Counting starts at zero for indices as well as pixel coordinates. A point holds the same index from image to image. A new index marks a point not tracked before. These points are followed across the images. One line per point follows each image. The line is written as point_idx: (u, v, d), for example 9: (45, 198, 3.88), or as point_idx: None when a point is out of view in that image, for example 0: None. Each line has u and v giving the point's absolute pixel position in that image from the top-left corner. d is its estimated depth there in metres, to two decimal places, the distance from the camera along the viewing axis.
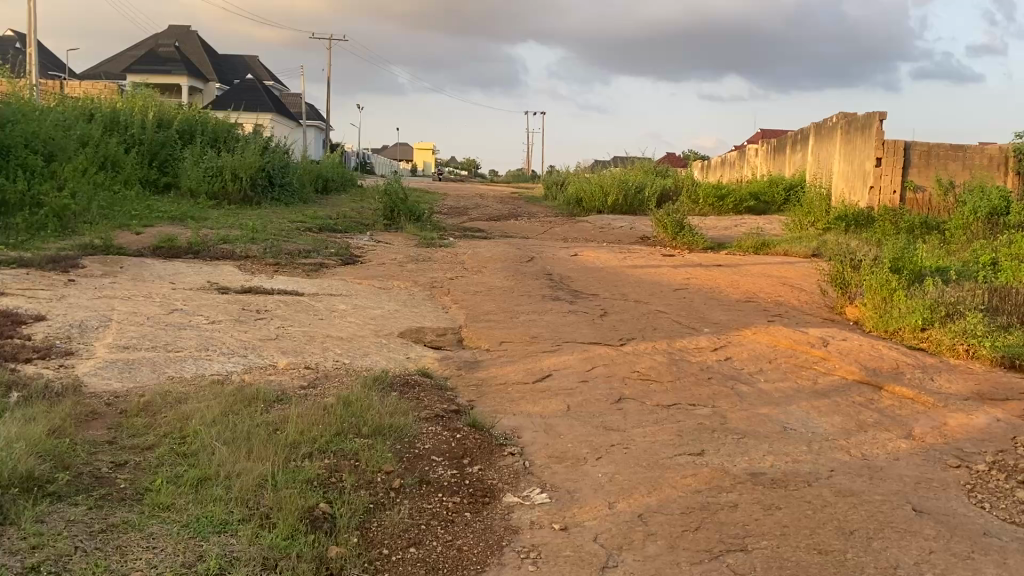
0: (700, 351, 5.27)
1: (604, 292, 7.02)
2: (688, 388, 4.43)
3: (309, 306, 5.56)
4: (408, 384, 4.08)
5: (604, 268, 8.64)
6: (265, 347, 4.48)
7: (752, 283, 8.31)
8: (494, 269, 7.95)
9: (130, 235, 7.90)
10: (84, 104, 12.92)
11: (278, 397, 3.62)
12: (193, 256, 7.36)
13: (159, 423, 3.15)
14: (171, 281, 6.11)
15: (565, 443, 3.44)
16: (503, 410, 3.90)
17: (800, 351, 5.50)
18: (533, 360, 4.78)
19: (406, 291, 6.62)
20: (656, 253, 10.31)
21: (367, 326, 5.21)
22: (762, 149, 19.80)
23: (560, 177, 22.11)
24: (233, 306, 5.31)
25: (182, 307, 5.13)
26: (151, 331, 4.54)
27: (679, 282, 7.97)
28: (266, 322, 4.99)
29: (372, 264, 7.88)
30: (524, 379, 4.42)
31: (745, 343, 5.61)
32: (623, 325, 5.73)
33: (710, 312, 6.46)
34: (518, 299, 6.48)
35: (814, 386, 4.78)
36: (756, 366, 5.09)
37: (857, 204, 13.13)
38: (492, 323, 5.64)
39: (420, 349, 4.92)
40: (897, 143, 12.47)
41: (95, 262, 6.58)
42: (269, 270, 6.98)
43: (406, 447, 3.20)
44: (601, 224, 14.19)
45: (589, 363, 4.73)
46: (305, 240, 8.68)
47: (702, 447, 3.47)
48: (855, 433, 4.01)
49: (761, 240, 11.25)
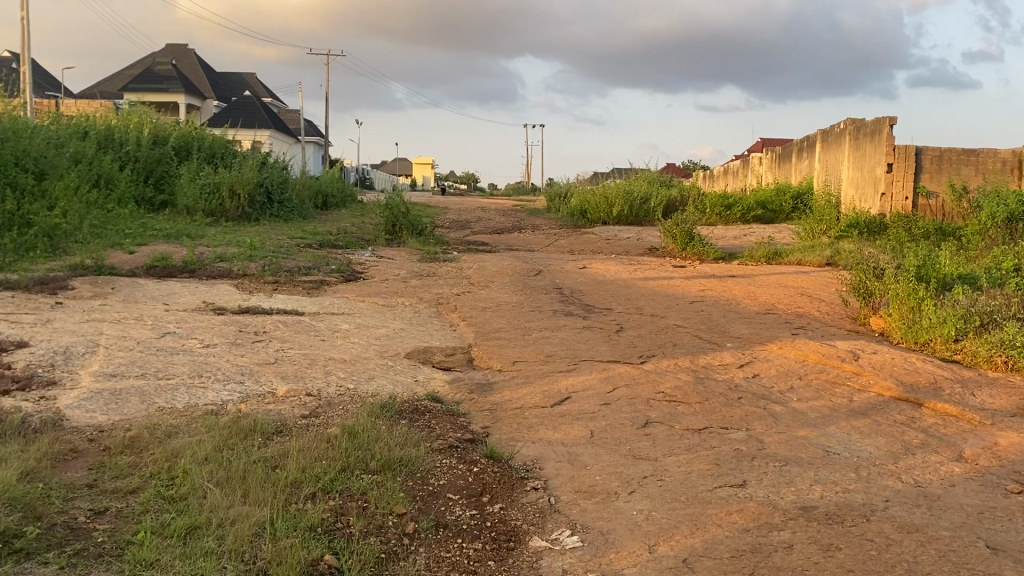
0: (726, 368, 4.97)
1: (618, 307, 6.73)
2: (718, 409, 4.12)
3: (310, 326, 5.26)
4: (418, 411, 3.78)
5: (616, 281, 8.35)
6: (263, 372, 4.17)
7: (768, 294, 8.01)
8: (502, 284, 7.66)
9: (124, 254, 7.61)
10: (78, 122, 12.71)
11: (277, 428, 3.33)
12: (189, 275, 7.07)
13: (145, 461, 2.85)
14: (164, 302, 5.82)
15: (593, 476, 3.14)
16: (521, 438, 3.59)
17: (830, 366, 5.19)
18: (550, 381, 4.47)
19: (411, 308, 6.32)
20: (667, 264, 10.01)
21: (372, 347, 4.91)
22: (767, 158, 19.51)
23: (562, 189, 21.83)
24: (230, 327, 5.01)
25: (176, 330, 4.82)
26: (141, 357, 4.24)
27: (695, 294, 7.67)
28: (264, 344, 4.69)
29: (376, 280, 7.60)
30: (542, 402, 4.12)
31: (771, 358, 5.32)
32: (642, 342, 5.42)
33: (730, 326, 6.16)
34: (529, 315, 6.19)
35: (851, 405, 4.48)
36: (787, 384, 4.79)
37: (869, 211, 12.80)
38: (504, 341, 5.34)
39: (429, 370, 4.61)
40: (909, 148, 12.19)
41: (86, 283, 6.29)
42: (268, 289, 6.68)
43: (420, 484, 2.90)
44: (607, 235, 13.92)
45: (609, 384, 4.43)
46: (305, 257, 8.39)
47: (743, 478, 3.16)
48: (904, 456, 3.70)
49: (773, 250, 10.97)
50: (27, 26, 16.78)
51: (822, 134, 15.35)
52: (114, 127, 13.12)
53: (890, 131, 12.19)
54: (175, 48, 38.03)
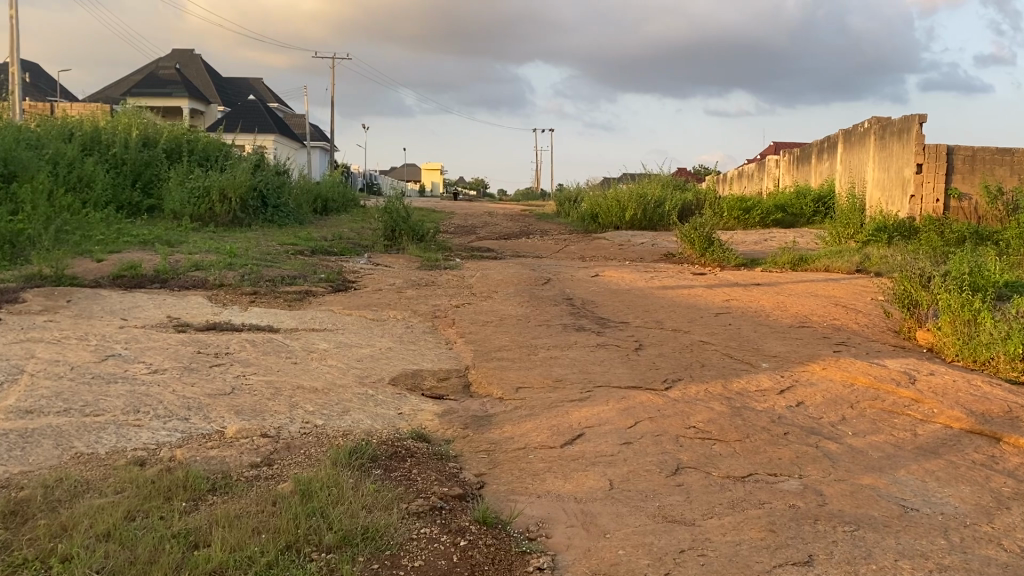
0: (764, 395, 4.25)
1: (636, 320, 6.02)
2: (762, 450, 3.41)
3: (283, 346, 4.56)
4: (398, 456, 3.09)
5: (633, 290, 7.67)
6: (214, 406, 3.46)
7: (800, 304, 7.28)
8: (507, 294, 6.96)
9: (91, 263, 6.94)
10: (64, 124, 12.12)
11: (215, 485, 2.65)
12: (160, 285, 6.40)
13: (23, 539, 2.16)
14: (122, 318, 5.13)
15: (616, 550, 2.42)
16: (524, 491, 2.90)
17: (885, 392, 4.46)
18: (560, 413, 3.76)
19: (403, 323, 5.62)
20: (685, 272, 9.29)
21: (351, 371, 4.19)
22: (785, 161, 18.78)
23: (573, 193, 21.13)
24: (187, 349, 4.31)
25: (122, 352, 4.12)
26: (70, 386, 3.53)
27: (719, 305, 6.96)
28: (224, 369, 3.99)
29: (368, 291, 6.91)
30: (550, 441, 3.40)
31: (815, 381, 4.58)
32: (665, 363, 4.70)
33: (764, 343, 5.43)
34: (535, 330, 5.47)
35: (917, 441, 3.76)
36: (838, 415, 4.07)
37: (897, 214, 12.08)
38: (507, 362, 4.62)
39: (417, 401, 3.90)
40: (940, 147, 11.44)
41: (38, 295, 5.62)
42: (244, 301, 5.99)
43: (389, 568, 2.20)
44: (620, 240, 13.20)
45: (630, 417, 3.71)
46: (291, 264, 7.72)
47: (807, 552, 2.45)
48: (999, 512, 2.97)
49: (798, 255, 10.24)
50: (17, 27, 16.21)
51: (843, 135, 14.60)
52: (101, 128, 12.51)
53: (919, 129, 11.45)
54: (181, 54, 37.59)
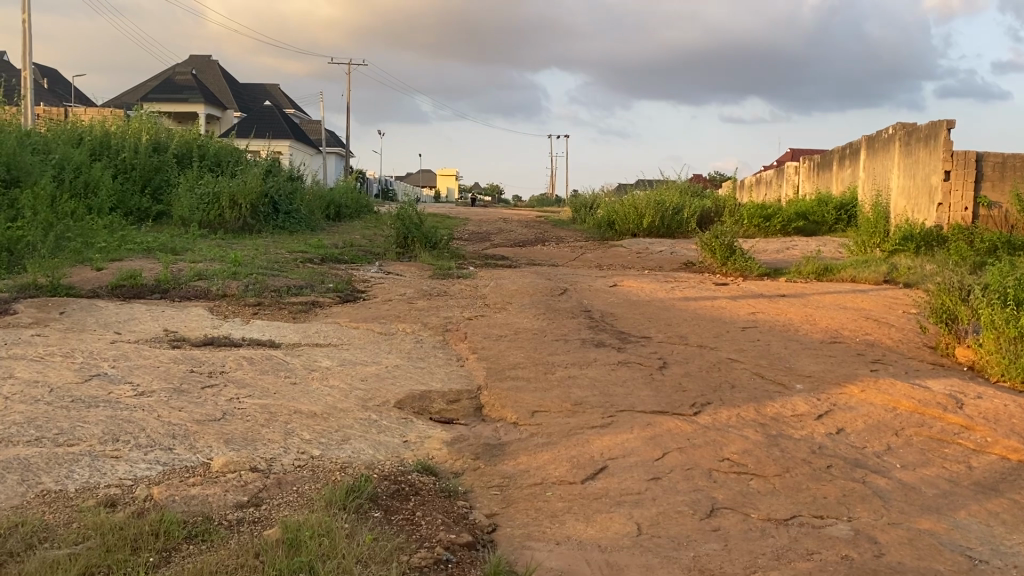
0: (801, 421, 3.92)
1: (658, 335, 5.69)
2: (805, 488, 3.08)
3: (283, 365, 4.25)
4: (401, 494, 2.78)
5: (653, 302, 7.34)
6: (202, 434, 3.15)
7: (830, 318, 6.93)
8: (521, 306, 6.64)
9: (90, 272, 6.68)
10: (72, 128, 11.91)
11: (192, 532, 2.35)
12: (160, 296, 6.12)
13: None
14: (116, 332, 4.85)
15: None
16: (541, 536, 2.58)
17: (931, 418, 4.11)
18: (579, 441, 3.44)
19: (412, 338, 5.30)
20: (706, 282, 8.95)
21: (353, 393, 3.87)
22: (805, 167, 18.40)
23: (589, 200, 20.79)
24: (179, 367, 4.01)
25: (108, 371, 3.82)
26: (46, 411, 3.22)
27: (745, 318, 6.61)
28: (217, 391, 3.69)
29: (376, 302, 6.60)
30: (569, 475, 3.08)
31: (854, 405, 4.24)
32: (692, 384, 4.37)
33: (796, 361, 5.09)
34: (552, 347, 5.15)
35: (973, 475, 3.41)
36: (882, 444, 3.73)
37: (923, 223, 11.64)
38: (523, 382, 4.30)
39: (424, 427, 3.58)
40: (969, 153, 11.03)
41: (30, 306, 5.34)
42: (246, 314, 5.70)
43: None
44: (637, 248, 12.85)
45: (657, 447, 3.38)
46: (298, 273, 7.43)
47: None
48: None
49: (823, 265, 9.87)
50: (29, 31, 16.04)
51: (867, 140, 14.21)
52: (110, 133, 12.29)
53: (947, 134, 11.01)
54: (196, 60, 37.52)
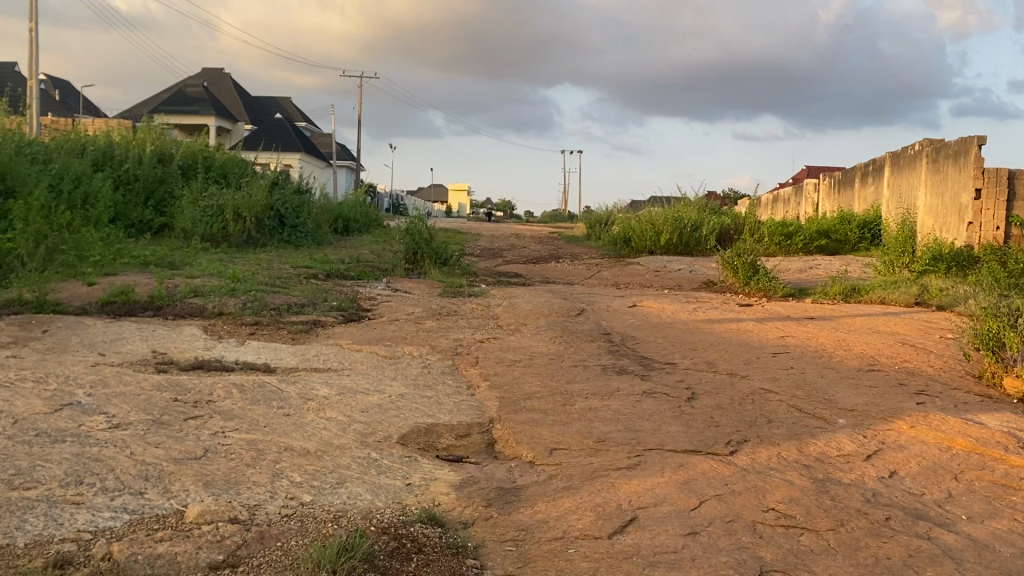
0: (849, 463, 3.52)
1: (684, 361, 5.30)
2: (865, 546, 2.68)
3: (278, 394, 3.88)
4: (400, 553, 2.40)
5: (676, 324, 6.96)
6: (179, 476, 2.78)
7: (863, 343, 6.50)
8: (536, 328, 6.26)
9: (80, 287, 6.34)
10: (76, 138, 11.62)
11: None
12: (152, 313, 5.78)
13: None
14: (100, 353, 4.49)
15: None
16: None
17: (991, 460, 3.71)
18: (605, 486, 3.06)
19: (420, 362, 4.94)
20: (730, 303, 8.56)
21: (352, 428, 3.50)
22: (825, 185, 18.02)
23: (603, 215, 20.49)
24: (162, 396, 3.63)
25: (82, 401, 3.45)
26: (4, 447, 2.86)
27: (774, 343, 6.20)
28: (201, 424, 3.32)
29: (382, 322, 6.23)
30: (594, 528, 2.70)
31: (905, 444, 3.84)
32: (726, 418, 3.98)
33: (835, 392, 4.68)
34: (570, 374, 4.76)
35: None
36: (942, 490, 3.33)
37: (953, 242, 11.24)
38: (540, 415, 3.92)
39: (430, 467, 3.20)
40: (1000, 172, 10.63)
41: (12, 323, 5.00)
42: (242, 334, 5.34)
43: None
44: (656, 266, 12.45)
45: (692, 494, 3.00)
46: (300, 290, 7.07)
47: None
48: None
49: (850, 286, 9.46)
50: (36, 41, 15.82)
51: (891, 157, 13.81)
52: (114, 142, 12.00)
53: (978, 151, 10.68)
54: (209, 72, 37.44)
